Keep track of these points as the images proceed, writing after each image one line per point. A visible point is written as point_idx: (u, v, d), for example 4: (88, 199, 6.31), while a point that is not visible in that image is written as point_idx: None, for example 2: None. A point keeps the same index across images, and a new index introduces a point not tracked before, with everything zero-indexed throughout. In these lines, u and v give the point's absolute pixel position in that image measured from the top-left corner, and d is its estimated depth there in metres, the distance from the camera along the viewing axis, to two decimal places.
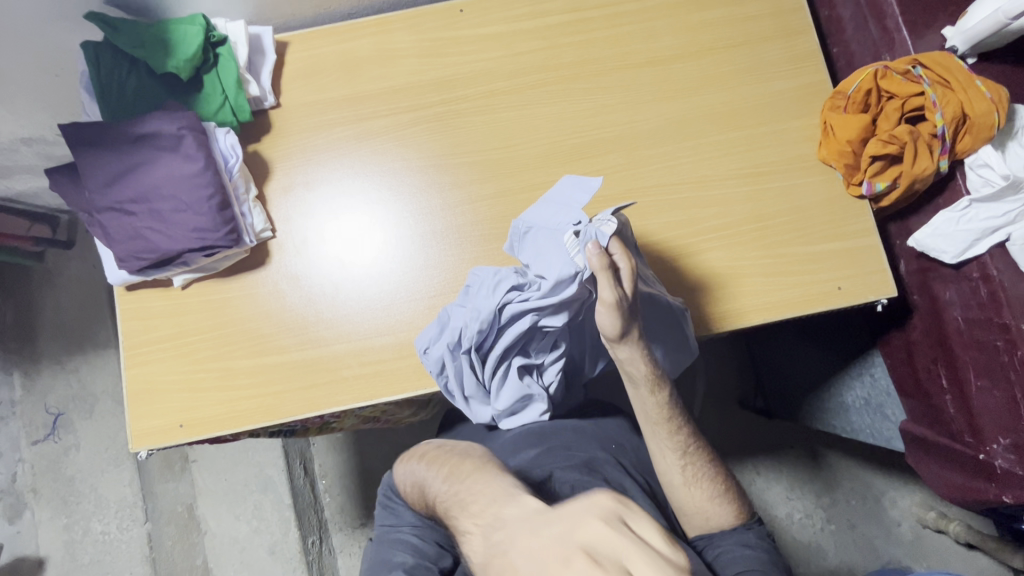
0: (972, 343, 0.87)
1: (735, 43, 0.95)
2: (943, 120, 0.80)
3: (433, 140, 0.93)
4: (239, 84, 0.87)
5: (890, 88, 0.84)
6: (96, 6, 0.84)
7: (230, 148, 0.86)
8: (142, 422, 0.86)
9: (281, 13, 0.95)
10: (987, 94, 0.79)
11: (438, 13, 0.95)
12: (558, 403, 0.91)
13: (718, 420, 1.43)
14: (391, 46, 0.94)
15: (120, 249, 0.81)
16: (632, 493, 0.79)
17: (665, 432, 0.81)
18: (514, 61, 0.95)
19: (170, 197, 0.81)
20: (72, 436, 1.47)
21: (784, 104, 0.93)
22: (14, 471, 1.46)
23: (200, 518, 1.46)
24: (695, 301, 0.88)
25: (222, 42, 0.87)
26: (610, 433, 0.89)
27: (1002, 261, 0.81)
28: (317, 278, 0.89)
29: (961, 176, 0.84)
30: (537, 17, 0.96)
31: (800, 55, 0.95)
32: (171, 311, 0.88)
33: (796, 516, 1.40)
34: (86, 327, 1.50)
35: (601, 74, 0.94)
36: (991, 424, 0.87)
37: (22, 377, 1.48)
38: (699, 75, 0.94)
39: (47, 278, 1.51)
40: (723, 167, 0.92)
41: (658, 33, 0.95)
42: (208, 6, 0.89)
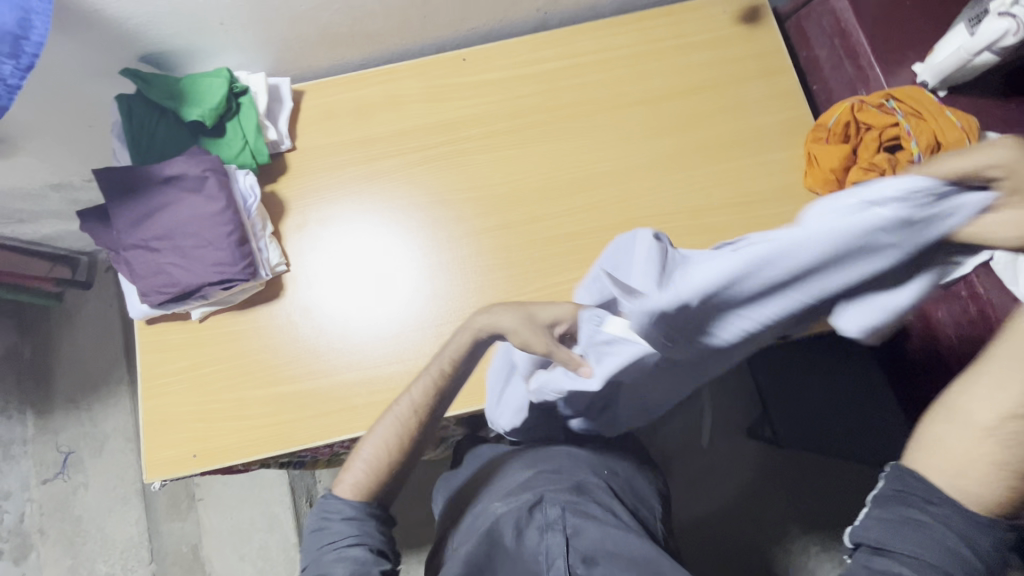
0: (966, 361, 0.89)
1: (720, 82, 1.02)
2: (918, 147, 0.85)
3: (438, 177, 0.99)
4: (259, 129, 0.93)
5: (867, 120, 0.89)
6: (131, 63, 0.92)
7: (249, 188, 0.92)
8: (157, 453, 0.88)
9: (299, 66, 1.02)
10: (957, 124, 0.85)
11: (443, 62, 1.03)
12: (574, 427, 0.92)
13: (726, 451, 1.43)
14: (400, 92, 1.02)
15: (144, 284, 0.85)
16: (625, 514, 0.79)
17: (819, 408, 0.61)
18: (513, 103, 1.02)
19: (192, 234, 0.85)
20: (82, 474, 1.48)
21: (770, 137, 0.99)
22: (22, 511, 1.46)
23: (206, 559, 1.44)
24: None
25: (244, 92, 0.93)
26: (606, 460, 0.90)
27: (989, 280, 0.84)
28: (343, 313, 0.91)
29: None
30: (534, 63, 1.03)
31: (781, 93, 1.01)
32: (189, 343, 0.92)
33: (814, 552, 1.37)
34: (101, 365, 1.53)
35: (596, 113, 1.01)
36: None
37: (36, 416, 1.50)
38: (687, 112, 1.00)
39: (65, 318, 1.55)
40: (714, 198, 0.96)
41: (649, 76, 1.02)
42: (233, 61, 0.97)
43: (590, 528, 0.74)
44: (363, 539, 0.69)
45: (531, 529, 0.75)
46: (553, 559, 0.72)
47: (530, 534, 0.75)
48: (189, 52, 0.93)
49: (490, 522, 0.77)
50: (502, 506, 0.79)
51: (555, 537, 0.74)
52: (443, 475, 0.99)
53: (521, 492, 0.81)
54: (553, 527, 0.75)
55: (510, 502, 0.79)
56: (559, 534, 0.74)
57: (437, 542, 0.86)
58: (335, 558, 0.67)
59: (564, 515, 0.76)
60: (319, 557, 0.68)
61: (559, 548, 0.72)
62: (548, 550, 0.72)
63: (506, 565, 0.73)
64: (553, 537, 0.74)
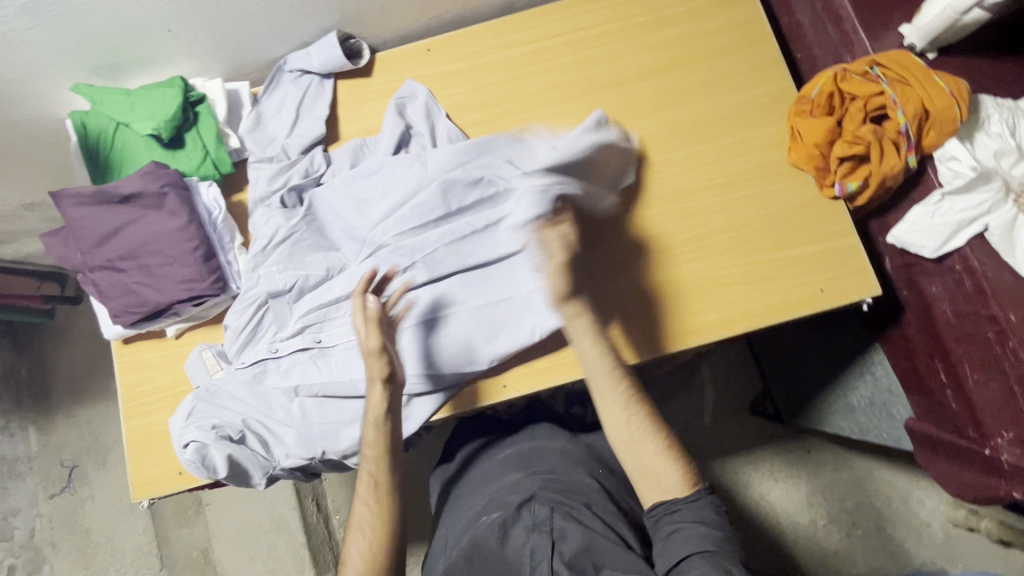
0: (964, 337, 0.86)
1: (697, 57, 0.97)
2: (905, 116, 0.80)
3: None
4: (219, 138, 0.91)
5: (851, 89, 0.84)
6: (82, 77, 0.89)
7: (213, 201, 0.89)
8: (142, 472, 0.88)
9: (258, 68, 0.99)
10: (947, 88, 0.79)
11: (407, 54, 0.99)
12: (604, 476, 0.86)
13: (729, 428, 1.40)
14: (365, 89, 0.98)
15: (114, 305, 0.84)
16: (620, 525, 0.76)
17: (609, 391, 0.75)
18: (481, 94, 0.98)
19: (157, 252, 0.83)
20: (88, 487, 1.50)
21: (750, 112, 0.94)
22: (33, 526, 1.48)
23: (217, 562, 1.46)
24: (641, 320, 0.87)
25: (201, 100, 0.91)
26: (600, 457, 0.90)
27: (983, 251, 0.81)
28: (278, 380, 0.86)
29: (932, 170, 0.84)
30: (502, 49, 0.99)
31: (763, 64, 0.96)
32: (167, 361, 0.91)
33: (820, 523, 1.34)
34: (96, 379, 1.54)
35: (567, 99, 0.97)
36: (991, 419, 0.85)
37: (38, 432, 1.52)
38: (664, 92, 0.96)
39: (58, 334, 1.56)
40: (694, 180, 0.92)
41: (622, 55, 0.98)
42: (188, 68, 0.94)
43: (576, 535, 0.72)
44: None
45: (518, 530, 0.75)
46: (538, 562, 0.71)
47: (516, 534, 0.75)
48: (140, 62, 0.90)
49: (488, 523, 0.77)
50: (489, 513, 0.78)
51: (541, 539, 0.73)
52: (440, 466, 0.99)
53: (510, 495, 0.80)
54: (540, 528, 0.74)
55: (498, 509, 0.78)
56: (545, 537, 0.73)
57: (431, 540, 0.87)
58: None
59: (552, 517, 0.75)
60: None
61: (545, 551, 0.71)
62: (533, 553, 0.72)
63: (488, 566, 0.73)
64: (540, 538, 0.73)
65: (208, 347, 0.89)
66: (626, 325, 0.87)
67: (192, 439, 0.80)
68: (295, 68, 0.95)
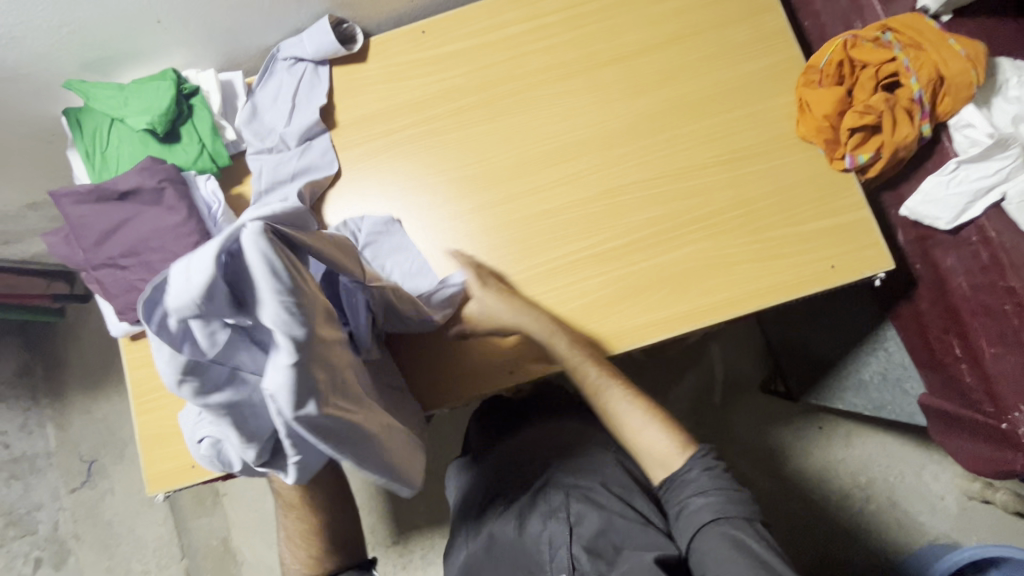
0: (980, 310, 0.83)
1: (701, 29, 0.93)
2: (918, 83, 0.78)
3: (407, 162, 0.94)
4: (215, 131, 0.90)
5: (861, 57, 0.82)
6: (74, 73, 0.88)
7: (211, 194, 0.88)
8: (156, 466, 0.89)
9: (251, 57, 0.97)
10: (962, 52, 0.77)
11: (402, 37, 0.97)
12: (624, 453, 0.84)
13: (741, 407, 1.38)
14: (360, 75, 0.96)
15: (119, 302, 0.84)
16: (638, 502, 0.76)
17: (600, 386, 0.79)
18: (478, 76, 0.95)
19: (158, 248, 0.83)
20: (107, 480, 1.53)
21: (756, 84, 0.91)
22: (55, 520, 1.51)
23: (237, 549, 1.49)
24: (645, 303, 0.86)
25: (195, 93, 0.90)
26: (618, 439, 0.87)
27: (1000, 221, 0.78)
28: None
29: (947, 138, 0.81)
30: (499, 28, 0.96)
31: (769, 34, 0.92)
32: None
33: (834, 499, 1.32)
34: (109, 375, 1.56)
35: (567, 77, 0.94)
36: (1010, 393, 0.83)
37: (56, 429, 1.55)
38: (667, 67, 0.93)
39: (70, 332, 1.58)
40: (700, 157, 0.90)
41: (622, 29, 0.95)
42: (180, 60, 0.92)
43: (594, 519, 0.72)
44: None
45: (535, 517, 0.75)
46: (556, 551, 0.71)
47: (534, 521, 0.75)
48: (132, 55, 0.88)
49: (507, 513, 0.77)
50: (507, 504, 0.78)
51: (559, 525, 0.72)
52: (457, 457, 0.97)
53: (526, 481, 0.80)
54: (556, 514, 0.74)
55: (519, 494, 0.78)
56: (562, 523, 0.72)
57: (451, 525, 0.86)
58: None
59: (568, 503, 0.74)
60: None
61: (563, 536, 0.71)
62: (552, 540, 0.72)
63: (508, 556, 0.73)
64: (558, 526, 0.72)
65: None
66: (629, 306, 0.86)
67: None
68: (289, 56, 0.94)
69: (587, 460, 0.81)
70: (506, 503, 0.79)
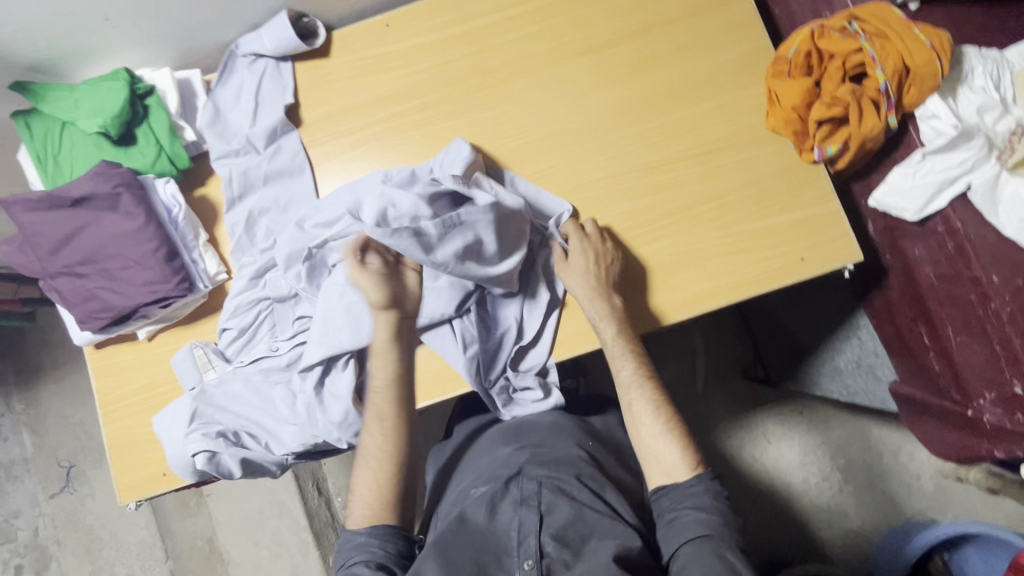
0: (947, 299, 0.84)
1: (669, 19, 0.92)
2: (884, 74, 0.77)
3: (379, 159, 0.92)
4: (173, 132, 0.87)
5: (829, 46, 0.81)
6: (21, 74, 0.85)
7: (172, 198, 0.86)
8: (126, 475, 0.87)
9: (211, 54, 0.94)
10: (928, 41, 0.76)
11: (365, 31, 0.94)
12: (598, 450, 0.82)
13: (720, 395, 1.37)
14: (324, 71, 0.94)
15: (80, 312, 0.82)
16: (610, 494, 0.73)
17: (623, 368, 0.80)
18: (445, 70, 0.93)
19: (117, 255, 0.81)
20: (87, 485, 1.51)
21: (726, 75, 0.90)
22: (36, 526, 1.50)
23: (222, 549, 1.48)
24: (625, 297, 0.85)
25: (150, 92, 0.86)
26: (592, 429, 0.87)
27: (966, 212, 0.78)
28: (273, 378, 0.84)
29: (914, 129, 0.81)
30: (465, 20, 0.94)
31: (738, 24, 0.91)
32: (140, 363, 0.89)
33: (813, 480, 1.32)
34: (82, 379, 1.53)
35: (536, 70, 0.92)
36: (975, 379, 0.84)
37: (31, 435, 1.52)
38: (636, 59, 0.92)
39: (41, 337, 1.55)
40: (670, 150, 0.89)
41: (590, 20, 0.93)
42: (134, 58, 0.89)
43: (564, 508, 0.69)
44: (375, 554, 0.71)
45: (507, 505, 0.71)
46: (525, 537, 0.66)
47: (505, 509, 0.71)
48: (82, 55, 0.85)
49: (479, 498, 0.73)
50: (479, 488, 0.74)
51: (529, 513, 0.69)
52: (437, 448, 0.94)
53: (499, 468, 0.76)
54: (527, 503, 0.70)
55: (488, 483, 0.75)
56: (533, 511, 0.69)
57: (426, 516, 0.83)
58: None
59: (540, 492, 0.71)
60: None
61: (532, 525, 0.67)
62: (521, 527, 0.67)
63: (477, 542, 0.68)
64: (528, 513, 0.68)
65: (200, 346, 0.86)
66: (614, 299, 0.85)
67: (199, 449, 0.79)
68: (248, 52, 0.91)
69: (556, 451, 0.78)
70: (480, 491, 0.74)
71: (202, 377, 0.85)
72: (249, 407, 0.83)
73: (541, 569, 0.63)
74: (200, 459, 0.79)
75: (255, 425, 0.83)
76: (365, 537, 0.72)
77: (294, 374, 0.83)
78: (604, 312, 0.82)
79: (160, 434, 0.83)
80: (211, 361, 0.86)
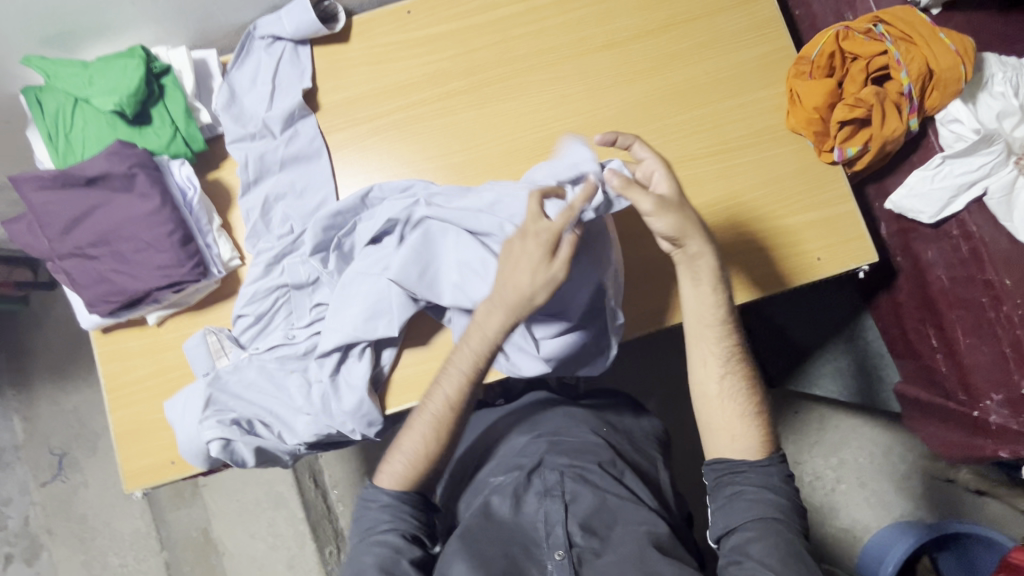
0: (957, 301, 0.86)
1: (692, 17, 0.92)
2: (909, 77, 0.78)
3: (397, 146, 0.91)
4: (189, 113, 0.85)
5: (853, 49, 0.83)
6: (32, 48, 0.82)
7: (187, 180, 0.84)
8: (132, 463, 0.85)
9: (227, 35, 0.92)
10: (952, 46, 0.78)
11: (386, 17, 0.93)
12: (615, 437, 0.82)
13: None
14: (342, 56, 0.92)
15: (89, 294, 0.80)
16: (629, 479, 0.75)
17: (712, 336, 0.75)
18: (467, 59, 0.92)
19: (130, 237, 0.79)
20: (79, 474, 1.48)
21: (747, 74, 0.90)
22: (26, 514, 1.47)
23: (217, 540, 1.46)
24: (644, 292, 0.85)
25: (166, 72, 0.85)
26: (605, 416, 0.85)
27: (981, 216, 0.80)
28: (290, 367, 0.83)
29: (933, 133, 0.82)
30: (487, 10, 0.93)
31: (760, 23, 0.91)
32: (149, 349, 0.87)
33: (808, 479, 1.33)
34: (77, 365, 1.50)
35: (558, 63, 0.92)
36: (982, 381, 0.86)
37: (22, 422, 1.49)
38: (658, 54, 0.91)
39: (34, 321, 1.51)
40: (691, 147, 0.89)
41: (613, 14, 0.92)
42: (149, 36, 0.87)
43: (588, 497, 0.71)
44: (399, 522, 0.72)
45: (530, 497, 0.72)
46: (552, 527, 0.68)
47: (529, 501, 0.71)
48: (95, 31, 0.83)
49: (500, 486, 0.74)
50: (500, 478, 0.75)
51: (553, 504, 0.70)
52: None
53: (518, 458, 0.77)
54: (552, 493, 0.71)
55: (507, 473, 0.75)
56: (558, 501, 0.70)
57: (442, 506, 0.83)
58: (364, 549, 0.71)
59: (563, 482, 0.72)
60: (358, 541, 0.72)
61: (558, 515, 0.68)
62: (546, 518, 0.69)
63: (501, 534, 0.68)
64: (553, 504, 0.70)
65: (214, 331, 0.85)
66: (638, 294, 0.85)
67: (213, 437, 0.78)
68: (266, 34, 0.89)
69: (576, 439, 0.78)
70: (500, 479, 0.75)
71: (215, 365, 0.84)
72: (263, 395, 0.82)
73: (571, 560, 0.64)
74: (215, 446, 0.78)
75: (269, 413, 0.82)
76: (391, 500, 0.73)
77: (311, 362, 0.82)
78: (711, 264, 0.74)
79: (172, 421, 0.81)
80: (225, 348, 0.85)
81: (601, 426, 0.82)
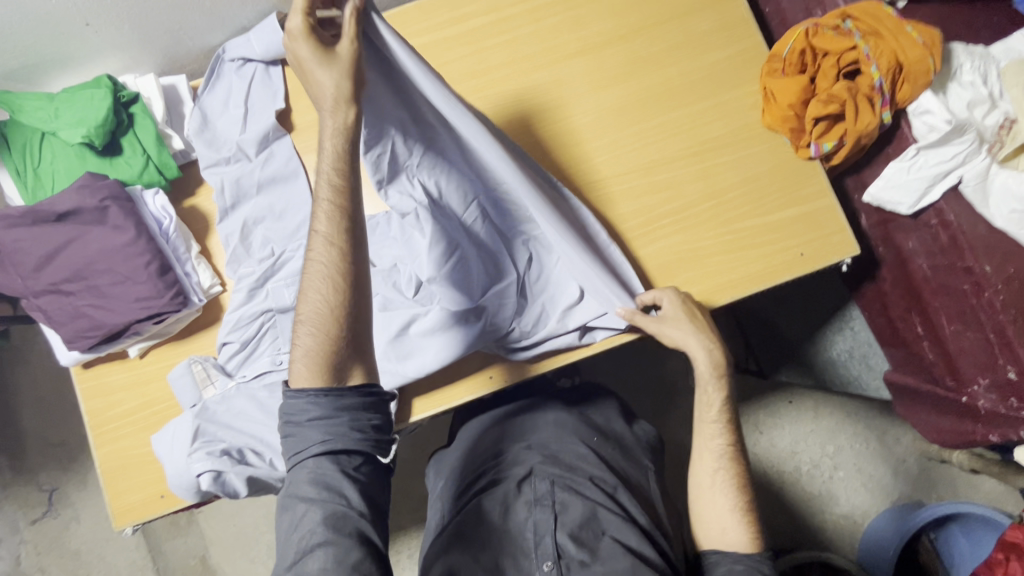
0: (939, 289, 0.86)
1: (663, 19, 0.92)
2: (879, 71, 0.79)
3: None
4: (160, 140, 0.84)
5: (823, 45, 0.83)
6: None
7: (162, 210, 0.83)
8: (121, 499, 0.84)
9: (196, 59, 0.91)
10: (919, 38, 0.79)
11: None
12: (613, 451, 0.81)
13: None
14: None
15: (67, 331, 0.79)
16: (622, 495, 0.74)
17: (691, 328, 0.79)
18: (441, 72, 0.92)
19: (107, 270, 0.78)
20: (71, 508, 1.45)
21: (721, 74, 0.91)
22: (17, 554, 1.44)
23: (216, 567, 1.44)
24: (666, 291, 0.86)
25: (134, 99, 0.83)
26: (594, 422, 0.84)
27: (958, 204, 0.80)
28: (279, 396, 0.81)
29: (906, 124, 0.83)
30: (459, 22, 0.92)
31: (731, 22, 0.92)
32: (133, 382, 0.86)
33: (805, 469, 1.32)
34: (62, 398, 1.47)
35: (532, 71, 0.92)
36: (969, 367, 0.87)
37: (9, 460, 1.46)
38: (631, 58, 0.92)
39: (17, 356, 1.48)
40: (669, 149, 0.89)
41: (585, 20, 0.92)
42: (115, 64, 0.85)
43: (577, 508, 0.71)
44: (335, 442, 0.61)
45: (520, 505, 0.72)
46: (541, 537, 0.69)
47: (519, 509, 0.72)
48: (60, 62, 0.81)
49: (489, 501, 0.73)
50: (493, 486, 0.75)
51: (544, 513, 0.71)
52: (436, 452, 0.88)
53: (509, 467, 0.77)
54: (542, 503, 0.72)
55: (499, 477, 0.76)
56: (547, 511, 0.71)
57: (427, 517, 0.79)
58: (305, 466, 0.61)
59: (553, 491, 0.73)
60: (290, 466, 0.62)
61: (547, 525, 0.70)
62: (536, 527, 0.70)
63: (492, 545, 0.69)
64: (542, 514, 0.71)
65: (198, 360, 0.83)
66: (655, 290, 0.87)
67: (202, 470, 0.76)
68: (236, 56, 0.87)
69: (568, 450, 0.78)
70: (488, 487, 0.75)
71: (205, 397, 0.82)
72: (257, 425, 0.81)
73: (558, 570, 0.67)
74: (205, 479, 0.76)
75: (259, 441, 0.80)
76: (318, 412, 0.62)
77: None
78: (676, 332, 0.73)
79: (159, 455, 0.80)
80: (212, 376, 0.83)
81: (592, 438, 0.80)
